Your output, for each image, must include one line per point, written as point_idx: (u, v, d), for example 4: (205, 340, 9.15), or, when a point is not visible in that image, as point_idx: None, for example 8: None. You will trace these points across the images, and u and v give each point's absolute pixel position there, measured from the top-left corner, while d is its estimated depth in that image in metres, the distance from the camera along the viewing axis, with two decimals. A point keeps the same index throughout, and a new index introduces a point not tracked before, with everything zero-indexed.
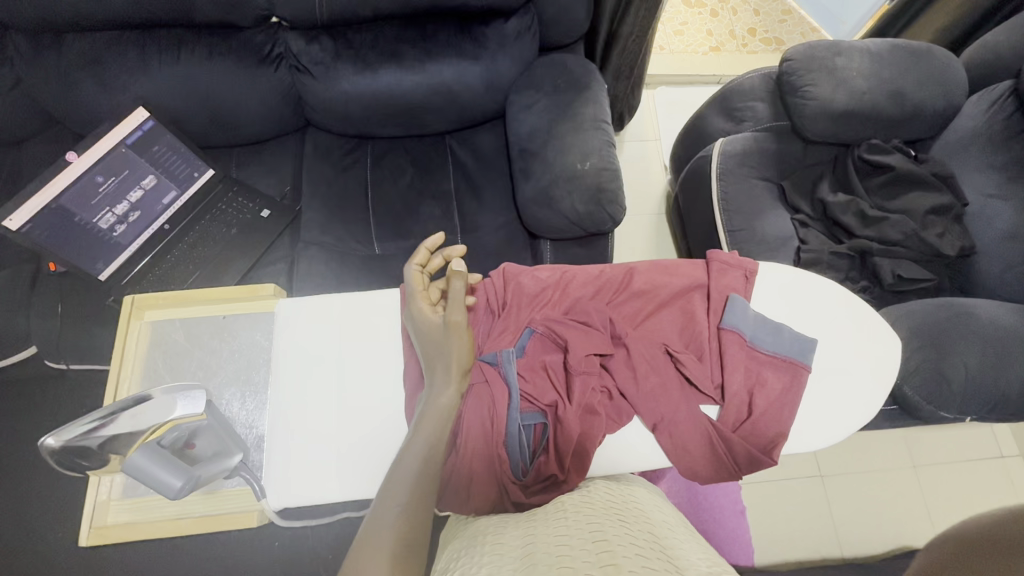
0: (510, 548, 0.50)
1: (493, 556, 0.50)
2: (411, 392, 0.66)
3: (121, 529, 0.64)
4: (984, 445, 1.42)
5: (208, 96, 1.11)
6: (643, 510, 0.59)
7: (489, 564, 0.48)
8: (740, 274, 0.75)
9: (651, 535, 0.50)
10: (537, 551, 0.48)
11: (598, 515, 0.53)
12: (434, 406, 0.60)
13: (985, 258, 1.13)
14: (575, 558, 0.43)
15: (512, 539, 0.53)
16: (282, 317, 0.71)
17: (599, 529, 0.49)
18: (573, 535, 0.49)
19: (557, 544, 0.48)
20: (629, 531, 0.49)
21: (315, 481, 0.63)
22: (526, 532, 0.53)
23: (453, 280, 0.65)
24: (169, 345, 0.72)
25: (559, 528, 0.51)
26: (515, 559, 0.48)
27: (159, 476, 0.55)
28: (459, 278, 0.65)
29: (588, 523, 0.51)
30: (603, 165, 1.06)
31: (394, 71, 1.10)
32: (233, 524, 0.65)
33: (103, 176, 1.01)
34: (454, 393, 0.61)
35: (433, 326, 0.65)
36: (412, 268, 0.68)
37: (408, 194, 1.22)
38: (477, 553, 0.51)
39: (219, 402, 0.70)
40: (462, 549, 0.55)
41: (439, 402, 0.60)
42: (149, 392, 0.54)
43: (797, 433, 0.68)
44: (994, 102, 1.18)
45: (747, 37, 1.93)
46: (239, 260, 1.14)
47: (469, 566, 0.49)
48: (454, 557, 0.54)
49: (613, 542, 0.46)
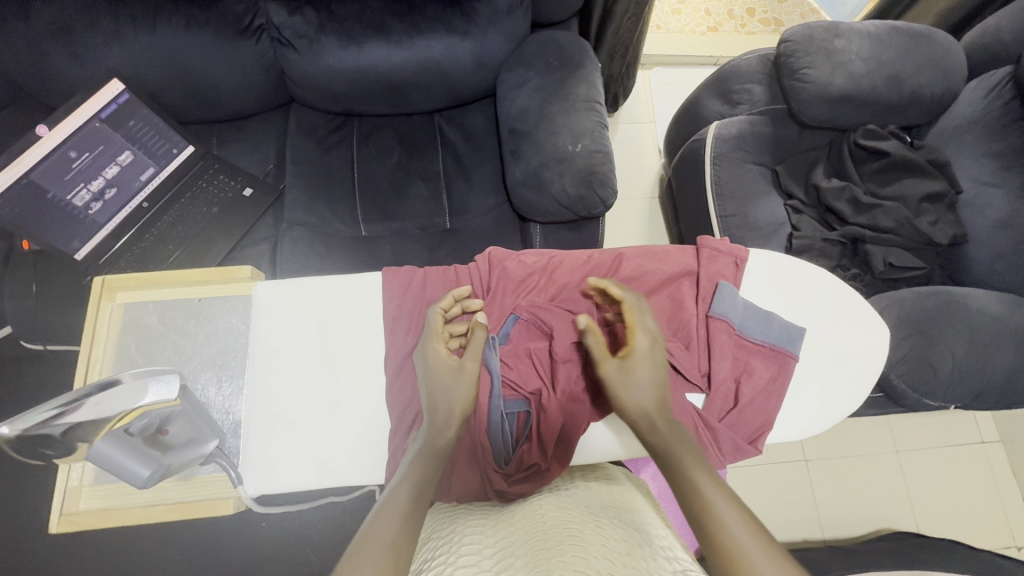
0: (486, 552, 0.50)
1: (469, 556, 0.49)
2: (395, 389, 0.64)
3: (92, 516, 0.63)
4: (966, 431, 1.44)
5: (186, 69, 1.07)
6: (623, 515, 0.58)
7: (464, 565, 0.48)
8: (731, 261, 0.73)
9: (631, 543, 0.50)
10: (513, 556, 0.47)
11: (579, 518, 0.53)
12: (430, 446, 0.56)
13: (976, 247, 1.13)
14: (551, 560, 0.43)
15: (491, 543, 0.52)
16: (259, 301, 0.69)
17: (578, 534, 0.49)
18: (549, 536, 0.49)
19: (531, 548, 0.47)
20: (609, 538, 0.49)
21: (293, 469, 0.62)
22: (505, 536, 0.53)
23: (476, 330, 0.63)
24: (142, 329, 0.70)
25: (535, 530, 0.51)
26: (488, 565, 0.47)
27: (125, 461, 0.54)
28: (482, 329, 0.64)
29: (567, 526, 0.51)
30: (595, 147, 1.03)
31: (380, 45, 1.06)
32: (207, 512, 0.64)
33: (77, 151, 0.97)
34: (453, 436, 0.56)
35: (444, 365, 0.61)
36: (436, 311, 0.65)
37: (396, 174, 1.19)
38: (453, 554, 0.51)
39: (194, 387, 0.69)
40: (444, 546, 0.53)
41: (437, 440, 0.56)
42: (118, 377, 0.52)
43: (783, 422, 0.68)
44: (993, 88, 1.15)
45: (745, 17, 1.89)
46: (221, 239, 1.12)
47: (446, 566, 0.49)
48: (433, 555, 0.53)
49: (590, 548, 0.45)
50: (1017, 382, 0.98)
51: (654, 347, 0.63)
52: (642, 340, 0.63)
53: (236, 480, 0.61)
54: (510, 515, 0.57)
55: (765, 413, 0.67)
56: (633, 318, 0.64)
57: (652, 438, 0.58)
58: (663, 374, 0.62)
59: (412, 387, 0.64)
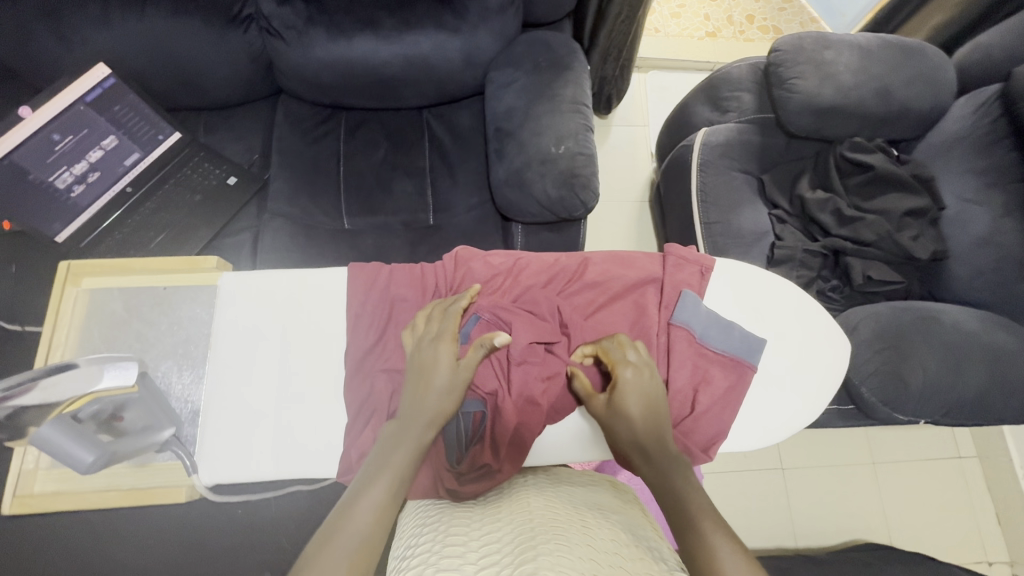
0: (472, 545, 0.52)
1: (453, 548, 0.52)
2: (353, 384, 0.65)
3: (47, 499, 0.64)
4: (943, 446, 1.45)
5: (173, 56, 1.07)
6: (606, 518, 0.60)
7: (450, 556, 0.50)
8: (696, 269, 0.74)
9: (613, 546, 0.52)
10: (498, 554, 0.49)
11: (564, 520, 0.55)
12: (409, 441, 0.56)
13: (956, 263, 1.13)
14: (537, 557, 0.46)
15: (478, 536, 0.54)
16: (223, 292, 0.69)
17: (563, 534, 0.51)
18: (535, 534, 0.51)
19: (518, 544, 0.50)
20: (592, 539, 0.52)
21: (249, 459, 0.63)
22: (491, 530, 0.55)
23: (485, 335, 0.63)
24: (106, 314, 0.71)
25: (521, 526, 0.53)
26: (475, 557, 0.50)
27: (67, 448, 0.54)
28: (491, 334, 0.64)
29: (553, 525, 0.53)
30: (578, 149, 1.03)
31: (369, 39, 1.05)
32: (161, 498, 0.65)
33: (60, 134, 0.97)
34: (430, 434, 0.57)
35: (441, 359, 0.61)
36: (454, 307, 0.65)
37: (381, 168, 1.19)
38: (439, 542, 0.53)
39: (155, 374, 0.69)
40: (429, 535, 0.56)
41: (422, 436, 0.57)
42: (74, 361, 0.54)
43: (738, 431, 0.69)
44: (980, 106, 1.15)
45: (744, 24, 1.88)
46: (203, 227, 1.12)
47: (432, 555, 0.51)
48: (417, 544, 0.55)
49: (575, 550, 0.48)
50: (987, 399, 0.98)
51: (639, 376, 0.63)
52: (625, 371, 0.63)
53: (191, 468, 0.62)
54: (495, 510, 0.60)
55: (719, 424, 0.67)
56: (612, 354, 0.65)
57: (646, 469, 0.59)
58: (652, 400, 0.62)
59: (370, 385, 0.65)
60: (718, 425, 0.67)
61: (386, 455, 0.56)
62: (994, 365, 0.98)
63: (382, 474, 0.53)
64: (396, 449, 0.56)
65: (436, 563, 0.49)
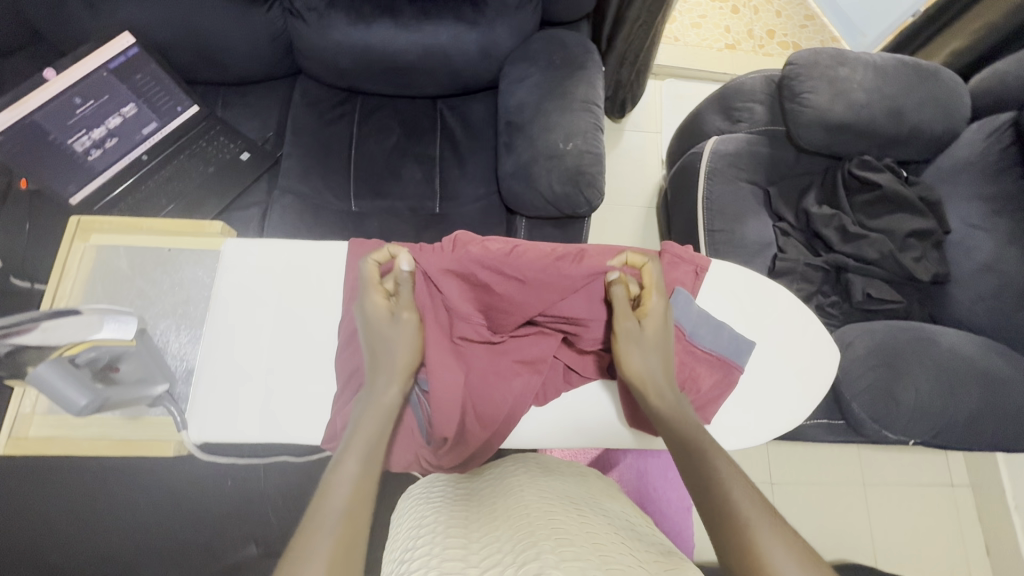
0: (471, 547, 0.54)
1: (456, 550, 0.53)
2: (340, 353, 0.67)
3: (39, 442, 0.66)
4: (935, 472, 1.44)
5: (197, 31, 1.09)
6: (600, 509, 0.63)
7: (454, 559, 0.51)
8: (691, 269, 0.74)
9: (608, 533, 0.55)
10: (499, 555, 0.51)
11: (559, 511, 0.58)
12: (376, 404, 0.59)
13: (958, 288, 1.13)
14: (540, 556, 0.47)
15: (478, 537, 0.56)
16: (224, 257, 0.70)
17: (560, 525, 0.54)
18: (534, 528, 0.53)
19: (517, 541, 0.52)
20: (589, 530, 0.54)
21: (238, 421, 0.65)
22: (490, 531, 0.56)
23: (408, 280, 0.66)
24: (111, 270, 0.73)
25: (520, 525, 0.55)
26: (477, 559, 0.51)
27: (64, 391, 0.56)
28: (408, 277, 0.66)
29: (551, 519, 0.55)
30: (586, 148, 1.04)
31: (388, 27, 1.07)
32: (149, 451, 0.67)
33: (82, 98, 1.00)
34: (397, 392, 0.60)
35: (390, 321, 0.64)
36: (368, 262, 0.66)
37: (392, 155, 1.21)
38: (438, 542, 0.54)
39: (153, 332, 0.71)
40: (427, 536, 0.57)
41: (385, 398, 0.59)
42: (80, 308, 0.58)
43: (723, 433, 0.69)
44: (993, 132, 1.14)
45: (764, 38, 1.89)
46: (213, 198, 1.14)
47: (433, 552, 0.53)
48: (415, 545, 0.56)
49: (578, 547, 0.50)
50: (979, 424, 0.98)
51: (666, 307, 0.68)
52: (659, 301, 0.68)
53: (181, 424, 0.64)
54: (491, 508, 0.62)
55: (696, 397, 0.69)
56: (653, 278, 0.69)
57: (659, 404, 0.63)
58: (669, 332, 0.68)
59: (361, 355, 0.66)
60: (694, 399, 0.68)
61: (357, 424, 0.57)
62: (988, 391, 0.98)
63: (355, 447, 0.54)
64: (369, 416, 0.57)
65: (439, 565, 0.50)
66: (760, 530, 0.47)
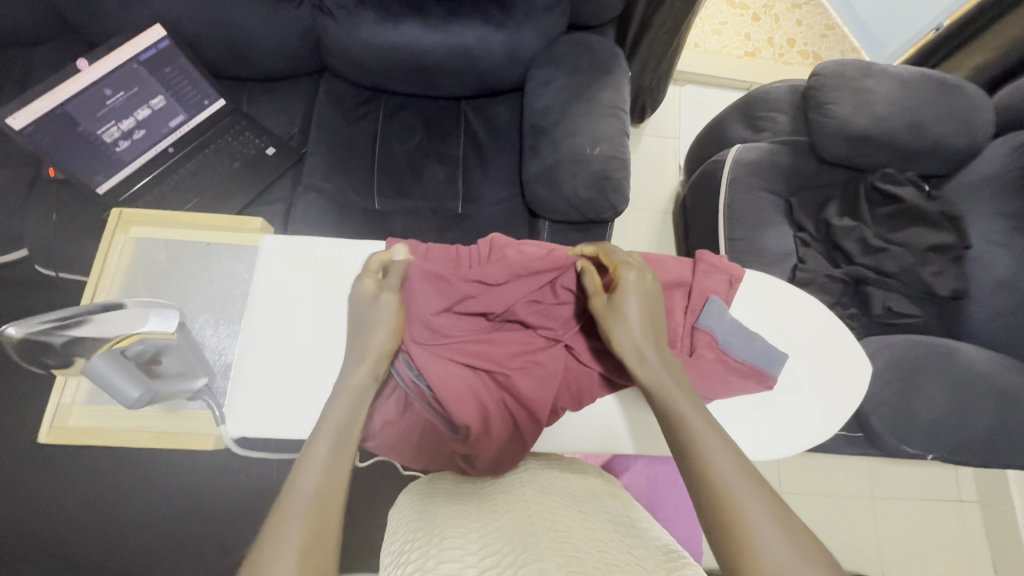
0: (468, 545, 0.53)
1: (453, 547, 0.52)
2: None
3: (80, 432, 0.67)
4: (945, 487, 1.44)
5: (226, 26, 1.10)
6: (604, 513, 0.62)
7: (451, 556, 0.51)
8: (726, 278, 0.75)
9: (606, 532, 0.55)
10: (496, 552, 0.50)
11: (557, 510, 0.57)
12: (343, 382, 0.59)
13: (976, 304, 1.13)
14: (542, 557, 0.46)
15: (475, 533, 0.55)
16: (262, 253, 0.71)
17: (561, 523, 0.54)
18: (530, 525, 0.53)
19: (513, 540, 0.52)
20: (588, 529, 0.54)
21: (271, 417, 0.65)
22: (486, 527, 0.56)
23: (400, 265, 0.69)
24: (150, 263, 0.76)
25: (519, 523, 0.54)
26: (474, 554, 0.51)
27: (115, 381, 0.59)
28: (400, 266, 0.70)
29: (553, 519, 0.54)
30: (612, 153, 1.05)
31: (417, 27, 1.08)
32: (188, 444, 0.67)
33: (112, 89, 1.00)
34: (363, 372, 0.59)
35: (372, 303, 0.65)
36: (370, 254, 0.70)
37: (415, 154, 1.21)
38: (434, 542, 0.54)
39: (192, 325, 0.74)
40: (424, 532, 0.57)
41: (350, 379, 0.59)
42: (122, 302, 0.58)
43: (758, 442, 0.71)
44: (1016, 148, 1.14)
45: (785, 47, 1.89)
46: (238, 193, 1.14)
47: (431, 549, 0.53)
48: (413, 540, 0.57)
49: (578, 548, 0.49)
50: (995, 441, 0.98)
51: (640, 279, 0.66)
52: (630, 274, 0.66)
53: (219, 419, 0.65)
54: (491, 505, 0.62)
55: (724, 394, 0.70)
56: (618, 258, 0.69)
57: (641, 372, 0.61)
58: (652, 302, 0.65)
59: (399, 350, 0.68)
60: (719, 394, 0.69)
61: (330, 406, 0.57)
62: (1005, 408, 0.98)
63: (325, 432, 0.54)
64: (338, 397, 0.58)
65: (435, 565, 0.49)
66: (757, 521, 0.46)
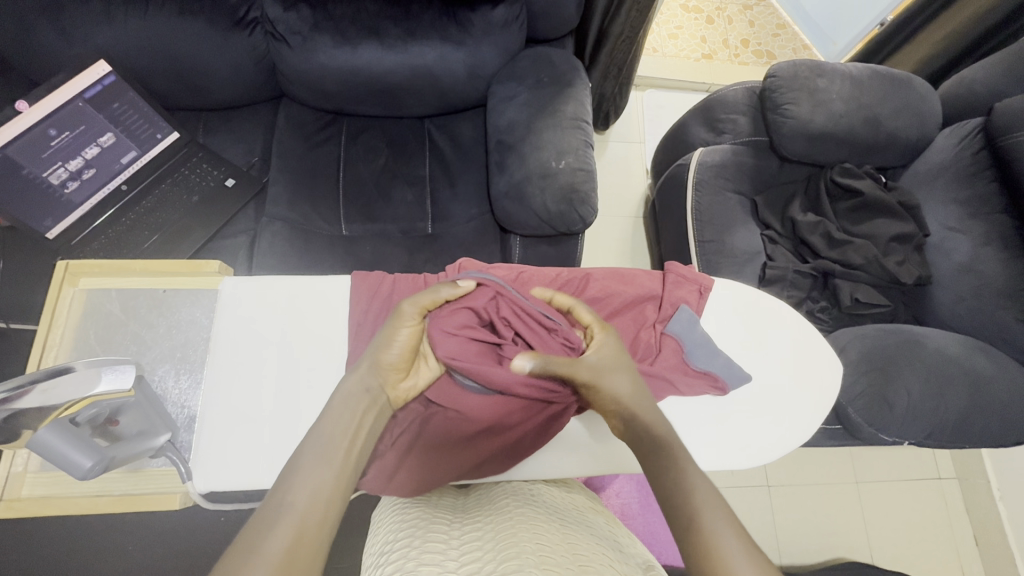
0: (450, 552, 0.52)
1: (432, 553, 0.51)
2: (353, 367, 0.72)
3: (34, 502, 0.71)
4: (924, 467, 1.47)
5: (175, 57, 1.06)
6: (584, 523, 0.63)
7: (433, 560, 0.50)
8: (695, 288, 0.82)
9: (591, 544, 0.55)
10: (474, 559, 0.50)
11: (539, 518, 0.58)
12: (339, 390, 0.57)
13: (940, 289, 1.16)
14: (522, 556, 0.47)
15: (457, 543, 0.55)
16: (225, 297, 0.76)
17: (538, 528, 0.55)
18: (516, 532, 0.53)
19: (498, 542, 0.52)
20: (566, 534, 0.55)
21: (240, 467, 0.69)
22: (472, 537, 0.56)
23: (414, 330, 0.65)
24: (102, 315, 0.79)
25: (499, 531, 0.55)
26: (454, 562, 0.50)
27: (71, 453, 0.62)
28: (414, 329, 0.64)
29: (534, 526, 0.55)
30: (579, 165, 1.05)
31: (374, 49, 1.06)
32: (155, 502, 0.72)
33: (57, 130, 0.95)
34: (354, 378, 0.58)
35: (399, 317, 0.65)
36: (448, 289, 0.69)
37: (381, 176, 1.20)
38: (415, 544, 0.53)
39: (152, 377, 0.78)
40: (406, 534, 0.57)
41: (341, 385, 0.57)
42: (71, 365, 0.61)
43: (745, 447, 0.76)
44: (965, 137, 1.19)
45: (739, 48, 1.93)
46: (198, 227, 1.11)
47: (410, 551, 0.52)
48: (394, 542, 0.56)
49: (553, 551, 0.50)
50: (966, 421, 1.01)
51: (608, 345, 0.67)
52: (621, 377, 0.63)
53: (186, 475, 0.70)
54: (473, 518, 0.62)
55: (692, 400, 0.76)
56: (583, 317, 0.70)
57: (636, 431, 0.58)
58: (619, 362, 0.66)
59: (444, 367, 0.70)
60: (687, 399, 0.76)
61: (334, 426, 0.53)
62: (974, 390, 1.01)
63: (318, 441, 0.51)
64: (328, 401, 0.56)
65: (415, 564, 0.49)
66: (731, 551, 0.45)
